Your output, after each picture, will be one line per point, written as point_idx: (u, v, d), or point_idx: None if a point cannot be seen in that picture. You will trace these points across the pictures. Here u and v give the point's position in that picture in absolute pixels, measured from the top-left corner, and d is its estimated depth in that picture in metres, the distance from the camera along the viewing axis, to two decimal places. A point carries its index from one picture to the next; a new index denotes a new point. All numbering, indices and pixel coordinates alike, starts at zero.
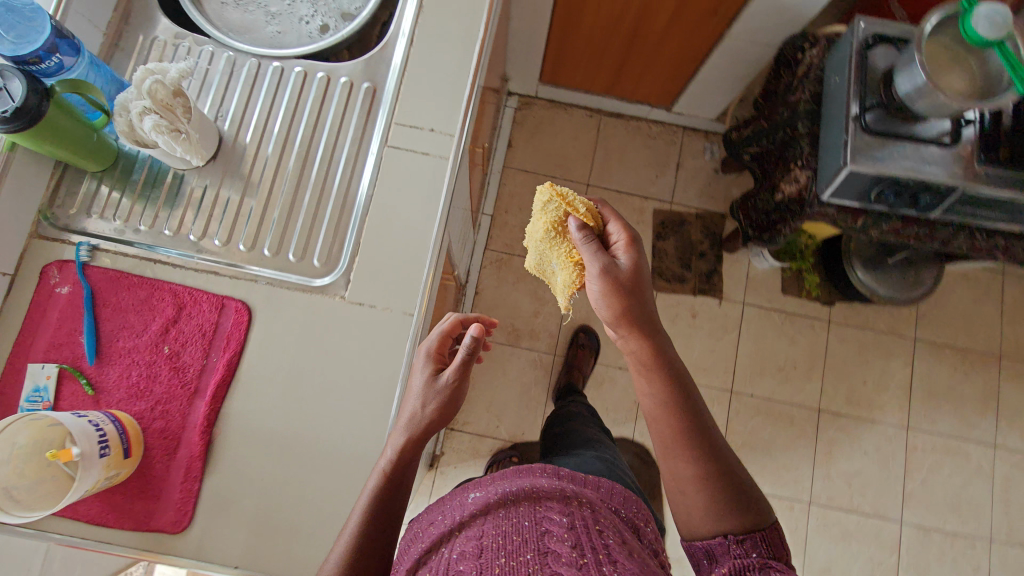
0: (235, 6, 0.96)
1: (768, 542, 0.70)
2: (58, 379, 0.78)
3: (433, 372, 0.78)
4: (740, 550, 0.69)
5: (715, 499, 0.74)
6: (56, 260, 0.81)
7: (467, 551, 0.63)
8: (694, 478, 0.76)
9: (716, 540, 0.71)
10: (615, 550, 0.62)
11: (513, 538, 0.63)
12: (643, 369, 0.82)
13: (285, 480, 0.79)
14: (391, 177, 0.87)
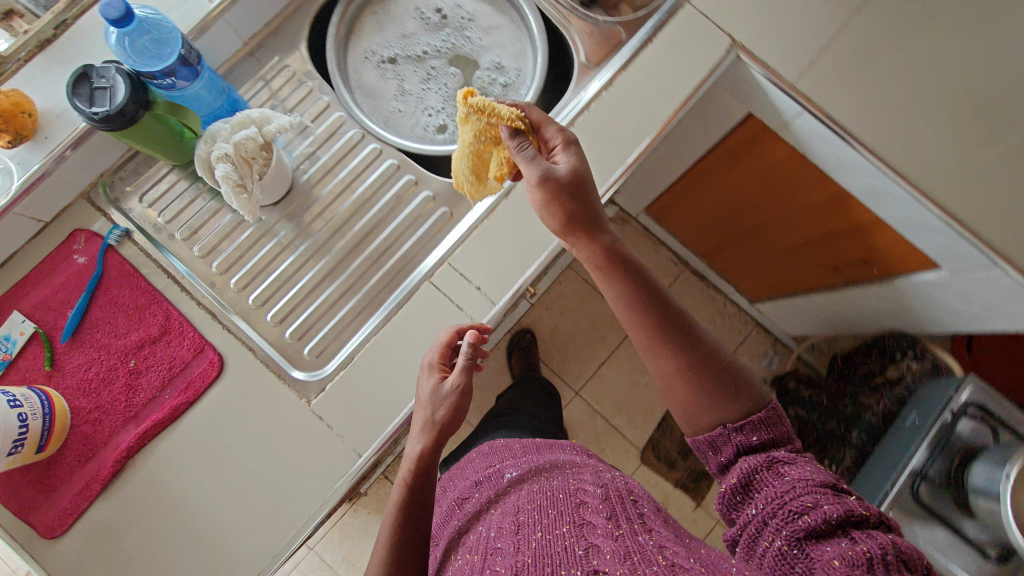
0: (374, 66, 0.94)
1: (756, 427, 0.63)
2: (29, 340, 0.79)
3: (438, 380, 0.75)
4: (758, 441, 0.62)
5: (695, 400, 0.67)
6: (87, 229, 0.83)
7: (503, 529, 0.70)
8: (673, 374, 0.69)
9: (718, 430, 0.65)
10: (650, 522, 0.65)
11: (550, 514, 0.67)
12: (597, 267, 0.73)
13: (163, 545, 0.77)
14: (415, 313, 0.83)
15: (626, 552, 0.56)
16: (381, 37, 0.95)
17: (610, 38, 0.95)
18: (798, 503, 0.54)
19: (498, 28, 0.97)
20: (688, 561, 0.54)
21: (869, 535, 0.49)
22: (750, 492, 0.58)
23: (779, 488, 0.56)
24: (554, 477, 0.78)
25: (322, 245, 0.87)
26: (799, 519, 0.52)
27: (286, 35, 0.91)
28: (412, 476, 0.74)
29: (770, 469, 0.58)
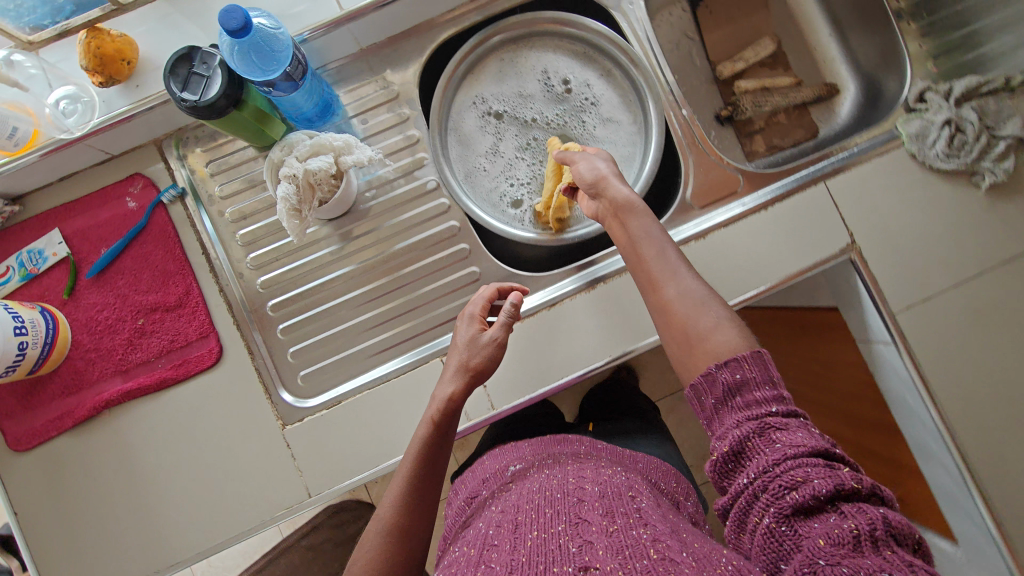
0: (478, 116, 0.89)
1: (741, 366, 0.58)
2: (58, 262, 0.81)
3: (479, 330, 0.75)
4: (738, 383, 0.58)
5: (688, 340, 0.65)
6: (146, 177, 0.82)
7: (504, 527, 0.63)
8: (670, 308, 0.67)
9: (703, 376, 0.61)
10: (648, 514, 0.61)
11: (546, 512, 0.63)
12: (614, 211, 0.74)
13: (105, 499, 0.80)
14: (416, 384, 0.81)
15: (619, 548, 0.53)
16: (497, 89, 0.90)
17: (727, 182, 0.86)
18: (788, 475, 0.50)
19: (616, 126, 0.90)
20: (680, 554, 0.51)
21: (858, 510, 0.47)
22: (742, 459, 0.54)
23: (771, 457, 0.51)
24: (557, 473, 0.74)
25: (356, 278, 0.85)
26: (788, 495, 0.49)
27: (405, 54, 0.87)
28: (441, 417, 0.71)
29: (763, 435, 0.53)
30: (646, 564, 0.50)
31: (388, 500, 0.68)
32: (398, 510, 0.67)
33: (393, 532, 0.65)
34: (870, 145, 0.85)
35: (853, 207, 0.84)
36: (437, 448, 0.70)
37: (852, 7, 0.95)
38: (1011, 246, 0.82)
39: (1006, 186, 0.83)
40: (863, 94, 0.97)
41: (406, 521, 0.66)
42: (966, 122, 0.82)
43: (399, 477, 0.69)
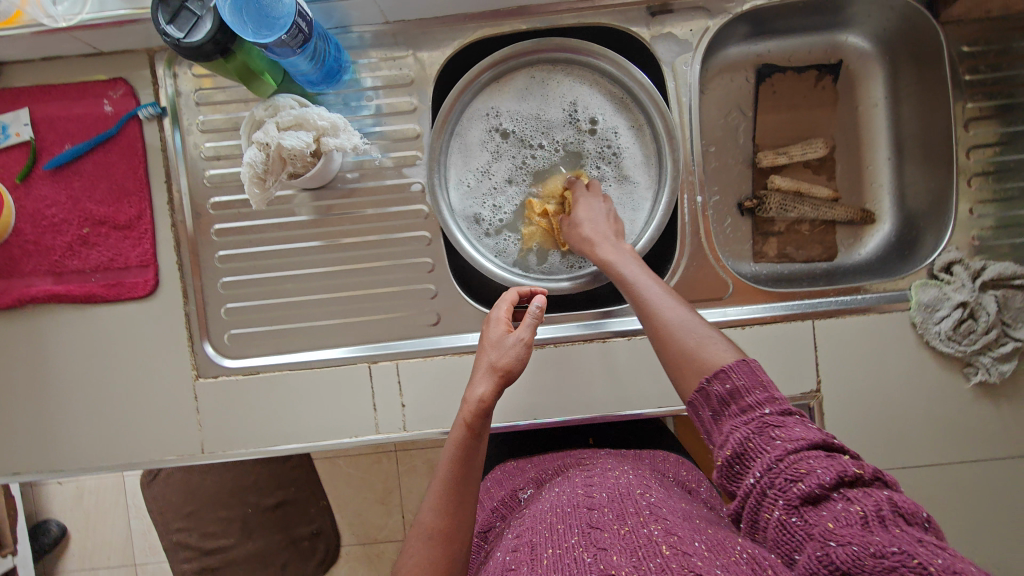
0: (486, 129, 0.84)
1: (730, 376, 0.56)
2: (19, 144, 0.78)
3: (506, 331, 0.67)
4: (730, 392, 0.55)
5: (676, 360, 0.62)
6: (130, 85, 0.78)
7: (520, 549, 0.55)
8: (666, 334, 0.64)
9: (697, 392, 0.58)
10: (658, 506, 0.57)
11: (559, 525, 0.56)
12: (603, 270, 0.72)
13: (10, 387, 0.80)
14: (336, 381, 0.80)
15: (633, 548, 0.48)
16: (516, 106, 0.83)
17: (716, 286, 0.81)
18: (793, 467, 0.48)
19: (627, 186, 0.83)
20: (693, 547, 0.48)
21: (865, 494, 0.45)
22: (747, 461, 0.51)
23: (773, 452, 0.49)
24: (567, 485, 0.67)
25: (312, 257, 0.81)
26: (794, 487, 0.47)
27: (431, 40, 0.80)
28: (477, 422, 0.61)
29: (760, 434, 0.51)
30: (661, 564, 0.46)
31: (431, 506, 0.60)
32: (444, 517, 0.59)
33: (438, 539, 0.58)
34: (874, 299, 0.80)
35: (833, 356, 0.78)
36: (473, 453, 0.61)
37: (922, 140, 0.86)
38: (975, 448, 0.78)
39: (996, 387, 0.77)
40: (897, 234, 0.89)
41: (450, 526, 0.59)
42: (983, 311, 0.76)
43: (439, 479, 0.61)
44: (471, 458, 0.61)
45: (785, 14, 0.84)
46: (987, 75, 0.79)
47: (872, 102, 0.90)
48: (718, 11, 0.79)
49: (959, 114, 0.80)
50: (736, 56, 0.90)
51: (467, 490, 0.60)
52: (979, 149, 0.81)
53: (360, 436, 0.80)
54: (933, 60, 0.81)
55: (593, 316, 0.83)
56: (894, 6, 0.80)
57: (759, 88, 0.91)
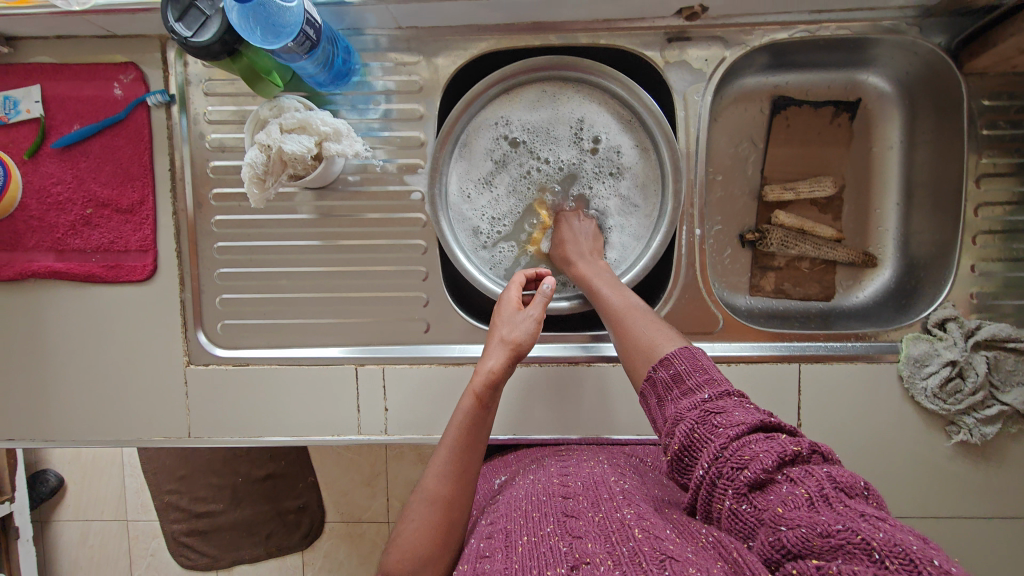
0: (492, 139, 0.83)
1: (671, 362, 0.59)
2: (29, 120, 0.79)
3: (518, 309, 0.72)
4: (673, 378, 0.58)
5: (632, 353, 0.65)
6: (140, 70, 0.78)
7: (494, 538, 0.54)
8: (627, 332, 0.67)
9: (646, 380, 0.61)
10: (631, 492, 0.59)
11: (533, 514, 0.56)
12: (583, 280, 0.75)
13: (7, 357, 0.82)
14: (323, 380, 0.82)
15: (607, 535, 0.49)
16: (523, 118, 0.82)
17: (706, 319, 0.81)
18: (738, 453, 0.48)
19: (626, 210, 0.83)
20: (665, 531, 0.49)
21: (806, 473, 0.45)
22: (696, 451, 0.52)
23: (718, 441, 0.50)
24: (542, 475, 0.67)
25: (308, 255, 0.82)
26: (741, 474, 0.47)
27: (443, 50, 0.79)
28: (487, 391, 0.64)
29: (705, 421, 0.52)
30: (635, 548, 0.46)
31: (437, 473, 0.61)
32: (449, 484, 0.60)
33: (443, 505, 0.59)
34: (862, 348, 0.79)
35: (816, 401, 0.78)
36: (482, 423, 0.64)
37: (933, 189, 0.84)
38: (949, 506, 0.78)
39: (977, 448, 0.77)
40: (896, 281, 0.88)
41: (452, 492, 0.60)
42: (972, 371, 0.75)
43: (448, 446, 0.63)
44: (480, 427, 0.63)
45: (806, 49, 0.82)
46: (1005, 132, 0.77)
47: (887, 145, 0.89)
48: (736, 42, 0.77)
49: (973, 168, 0.78)
50: (753, 86, 0.88)
51: (471, 458, 0.62)
52: (990, 206, 0.79)
53: (342, 434, 0.82)
54: (954, 110, 0.79)
55: (582, 339, 0.83)
56: (919, 51, 0.77)
57: (773, 120, 0.89)
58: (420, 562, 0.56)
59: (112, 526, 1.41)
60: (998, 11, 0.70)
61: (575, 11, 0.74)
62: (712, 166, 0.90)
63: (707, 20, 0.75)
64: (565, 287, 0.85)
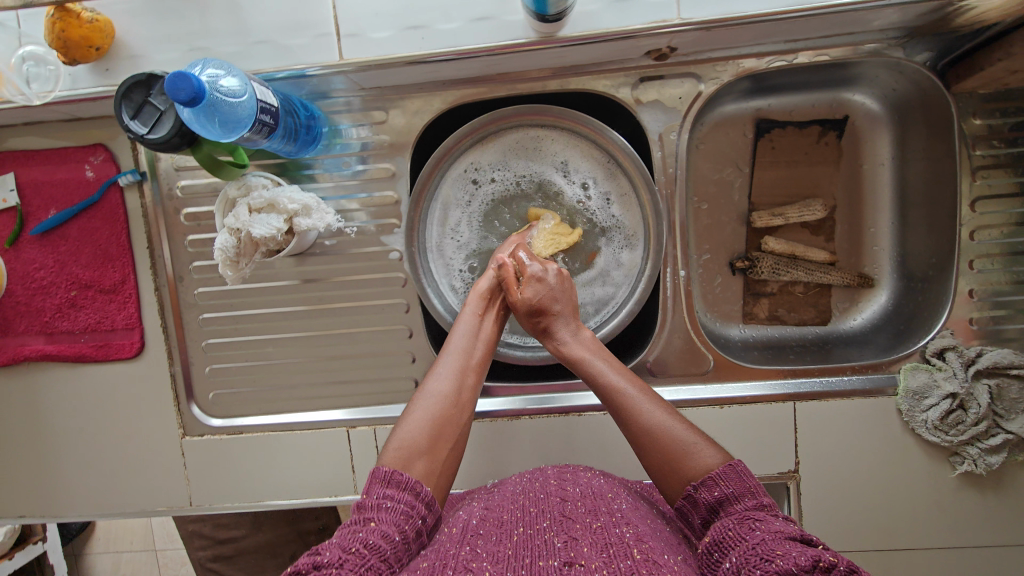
0: (469, 187, 0.81)
1: (717, 483, 0.53)
2: (7, 209, 0.79)
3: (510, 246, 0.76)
4: (719, 500, 0.52)
5: (659, 468, 0.58)
6: (110, 151, 0.78)
7: (488, 521, 0.54)
8: (645, 442, 0.59)
9: (682, 498, 0.55)
10: (629, 512, 0.56)
11: (530, 509, 0.55)
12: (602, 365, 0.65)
13: (10, 438, 0.84)
14: (317, 444, 0.82)
15: (605, 545, 0.48)
16: (498, 169, 0.81)
17: (697, 361, 0.80)
18: (770, 547, 0.44)
19: (614, 254, 0.80)
20: (663, 558, 0.47)
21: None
22: (726, 548, 0.47)
23: (752, 539, 0.46)
24: (538, 474, 0.65)
25: (293, 322, 0.82)
26: (767, 564, 0.42)
27: (414, 107, 0.78)
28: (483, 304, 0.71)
29: (742, 525, 0.48)
30: (631, 566, 0.45)
31: (440, 374, 0.64)
32: (448, 382, 0.63)
33: (445, 401, 0.62)
34: (859, 381, 0.77)
35: (813, 437, 0.77)
36: (478, 329, 0.69)
37: (928, 207, 0.81)
38: (955, 535, 0.77)
39: (982, 477, 0.76)
40: (893, 303, 0.85)
41: (453, 391, 0.63)
42: (974, 402, 0.73)
43: (452, 353, 0.66)
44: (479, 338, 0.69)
45: (787, 72, 0.78)
46: (1001, 151, 0.76)
47: (878, 161, 0.85)
48: (711, 76, 0.76)
49: (967, 192, 0.77)
50: (734, 111, 0.84)
51: (472, 367, 0.66)
52: (987, 229, 0.78)
53: (338, 495, 0.83)
54: (945, 131, 0.76)
55: (573, 386, 0.82)
56: (905, 71, 0.74)
57: (758, 144, 0.85)
58: (416, 450, 0.57)
59: (141, 556, 1.44)
60: (985, 31, 0.67)
61: (542, 61, 0.72)
62: (696, 194, 0.86)
63: (678, 58, 0.74)
64: None
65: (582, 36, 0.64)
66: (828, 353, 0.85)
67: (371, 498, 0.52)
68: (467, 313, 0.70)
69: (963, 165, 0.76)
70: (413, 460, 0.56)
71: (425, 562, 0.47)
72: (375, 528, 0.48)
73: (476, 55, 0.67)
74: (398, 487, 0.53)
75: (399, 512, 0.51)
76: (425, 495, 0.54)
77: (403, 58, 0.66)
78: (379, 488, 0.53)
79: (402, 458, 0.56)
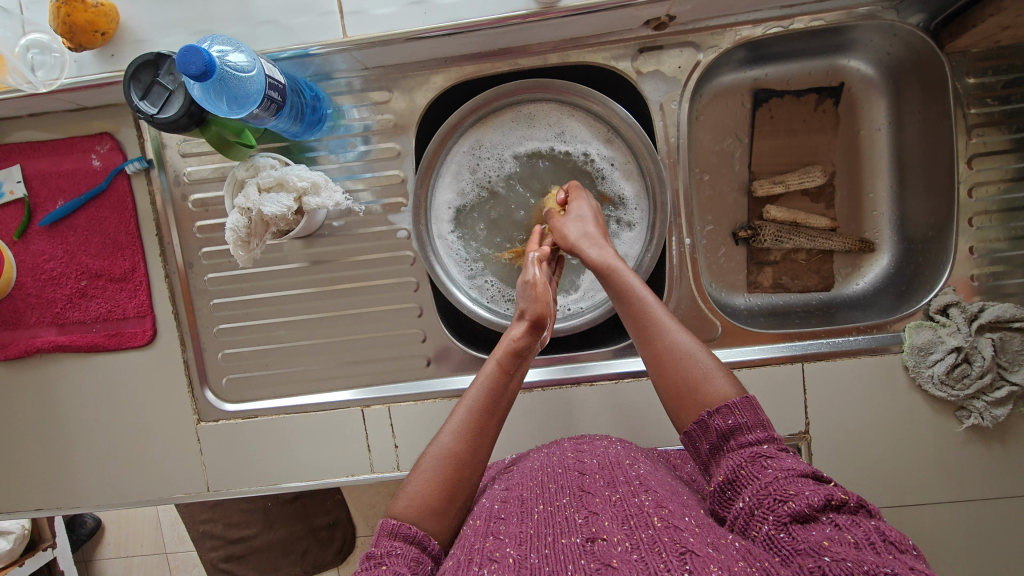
0: (472, 160, 0.81)
1: (732, 412, 0.54)
2: (14, 201, 0.80)
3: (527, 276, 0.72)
4: (730, 428, 0.54)
5: (678, 391, 0.59)
6: (115, 139, 0.79)
7: (510, 501, 0.54)
8: (664, 362, 0.61)
9: (695, 423, 0.57)
10: (648, 477, 0.56)
11: (550, 486, 0.55)
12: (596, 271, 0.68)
13: (25, 430, 0.84)
14: (332, 424, 0.83)
15: (625, 517, 0.48)
16: (499, 144, 0.81)
17: (705, 328, 0.81)
18: (782, 488, 0.46)
19: (618, 226, 0.81)
20: (683, 522, 0.47)
21: (854, 522, 0.42)
22: (738, 487, 0.50)
23: (764, 479, 0.48)
24: (556, 447, 0.66)
25: (303, 304, 0.82)
26: (782, 506, 0.45)
27: (417, 86, 0.79)
28: (507, 358, 0.65)
29: (756, 462, 0.50)
30: (652, 536, 0.45)
31: (449, 431, 0.60)
32: (461, 439, 0.59)
33: (456, 460, 0.58)
34: (864, 341, 0.79)
35: (823, 397, 0.78)
36: (504, 387, 0.64)
37: (924, 168, 0.83)
38: (963, 489, 0.78)
39: (988, 430, 0.77)
40: (894, 267, 0.87)
41: (467, 454, 0.59)
42: (978, 355, 0.75)
43: (464, 409, 0.62)
44: (501, 393, 0.63)
45: (782, 39, 0.79)
46: (994, 109, 0.78)
47: (874, 127, 0.87)
48: (708, 46, 0.77)
49: (964, 149, 0.78)
50: (733, 81, 0.85)
51: (490, 429, 0.61)
52: (984, 186, 0.79)
53: (354, 475, 0.83)
54: (940, 90, 0.78)
55: (584, 359, 0.83)
56: (898, 33, 0.76)
57: (756, 113, 0.87)
58: (428, 508, 0.55)
59: (152, 560, 1.44)
60: None
61: (542, 34, 0.73)
62: (697, 165, 0.87)
63: (676, 27, 0.75)
64: (563, 305, 0.83)
65: (582, 5, 0.65)
66: (833, 316, 0.86)
67: (379, 549, 0.51)
68: (490, 361, 0.66)
69: (957, 124, 0.78)
70: (424, 513, 0.55)
71: (450, 559, 0.46)
72: (387, 570, 0.48)
73: (477, 28, 0.67)
74: (406, 539, 0.52)
75: (408, 558, 0.50)
76: (434, 548, 0.53)
77: (404, 34, 0.67)
78: (387, 540, 0.52)
79: (414, 512, 0.55)
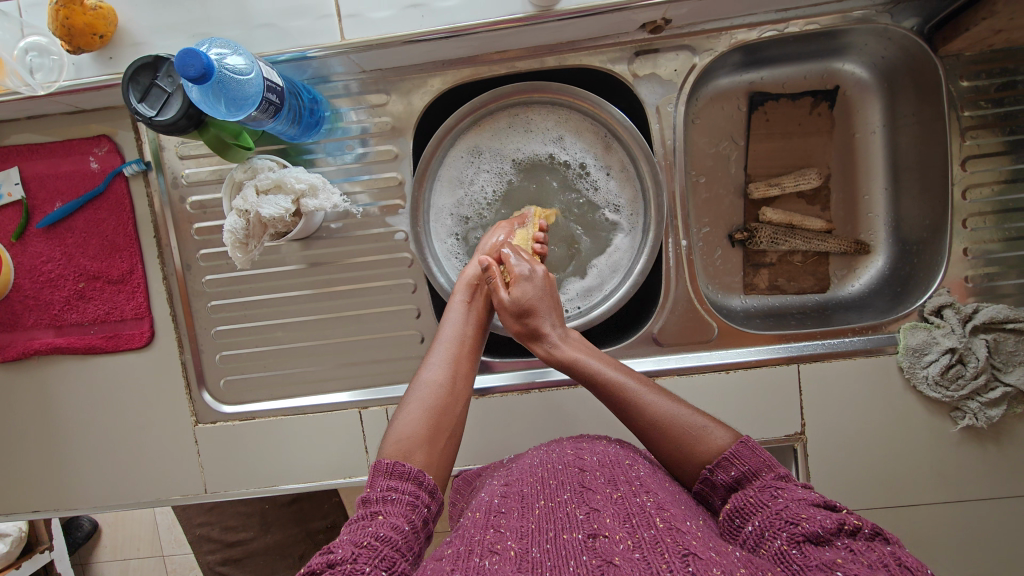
0: (469, 163, 0.82)
1: (732, 463, 0.55)
2: (12, 203, 0.80)
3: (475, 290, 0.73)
4: (736, 478, 0.54)
5: (677, 455, 0.59)
6: (113, 141, 0.79)
7: (510, 496, 0.54)
8: (653, 431, 0.61)
9: (701, 482, 0.57)
10: (648, 478, 0.57)
11: (551, 482, 0.55)
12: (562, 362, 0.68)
13: (22, 432, 0.84)
14: (330, 426, 0.83)
15: (627, 515, 0.48)
16: (496, 147, 0.82)
17: (701, 329, 0.81)
18: (794, 512, 0.46)
19: (616, 233, 0.81)
20: (686, 525, 0.47)
21: (868, 547, 0.42)
22: (747, 514, 0.50)
23: (775, 505, 0.48)
24: (555, 445, 0.66)
25: (301, 306, 0.82)
26: (794, 528, 0.45)
27: (415, 89, 0.79)
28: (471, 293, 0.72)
29: (765, 492, 0.50)
30: (654, 535, 0.45)
31: (433, 364, 0.65)
32: (443, 369, 0.64)
33: (441, 390, 0.63)
34: (860, 342, 0.79)
35: (819, 398, 0.78)
36: (470, 316, 0.71)
37: (919, 170, 0.83)
38: (959, 489, 0.78)
39: (983, 430, 0.77)
40: (889, 268, 0.87)
41: (447, 379, 0.64)
42: (972, 356, 0.75)
43: (444, 342, 0.67)
44: (473, 325, 0.70)
45: (777, 43, 0.79)
46: (988, 111, 0.78)
47: (869, 130, 0.88)
48: (704, 49, 0.77)
49: (958, 151, 0.79)
50: (728, 85, 0.86)
51: (465, 355, 0.67)
52: (978, 188, 0.80)
53: (352, 477, 0.83)
54: (934, 93, 0.78)
55: None
56: (892, 37, 0.77)
57: (752, 117, 0.87)
58: (416, 440, 0.58)
59: (148, 563, 1.43)
60: None
61: (540, 37, 0.73)
62: (694, 168, 0.88)
63: (672, 31, 0.76)
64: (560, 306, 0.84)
65: (579, 8, 0.65)
66: (829, 317, 0.86)
67: (375, 494, 0.52)
68: (456, 301, 0.72)
69: (952, 127, 0.78)
70: (414, 451, 0.57)
71: (450, 548, 0.47)
72: (384, 520, 0.48)
73: (475, 31, 0.67)
74: (401, 478, 0.53)
75: (404, 504, 0.51)
76: (428, 484, 0.54)
77: (402, 36, 0.67)
78: (382, 482, 0.53)
79: (404, 450, 0.56)
